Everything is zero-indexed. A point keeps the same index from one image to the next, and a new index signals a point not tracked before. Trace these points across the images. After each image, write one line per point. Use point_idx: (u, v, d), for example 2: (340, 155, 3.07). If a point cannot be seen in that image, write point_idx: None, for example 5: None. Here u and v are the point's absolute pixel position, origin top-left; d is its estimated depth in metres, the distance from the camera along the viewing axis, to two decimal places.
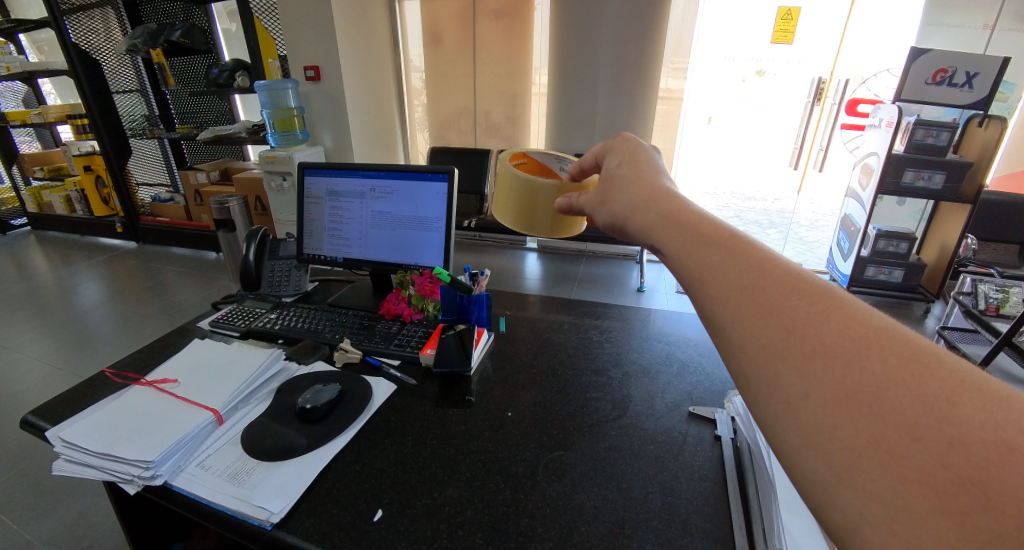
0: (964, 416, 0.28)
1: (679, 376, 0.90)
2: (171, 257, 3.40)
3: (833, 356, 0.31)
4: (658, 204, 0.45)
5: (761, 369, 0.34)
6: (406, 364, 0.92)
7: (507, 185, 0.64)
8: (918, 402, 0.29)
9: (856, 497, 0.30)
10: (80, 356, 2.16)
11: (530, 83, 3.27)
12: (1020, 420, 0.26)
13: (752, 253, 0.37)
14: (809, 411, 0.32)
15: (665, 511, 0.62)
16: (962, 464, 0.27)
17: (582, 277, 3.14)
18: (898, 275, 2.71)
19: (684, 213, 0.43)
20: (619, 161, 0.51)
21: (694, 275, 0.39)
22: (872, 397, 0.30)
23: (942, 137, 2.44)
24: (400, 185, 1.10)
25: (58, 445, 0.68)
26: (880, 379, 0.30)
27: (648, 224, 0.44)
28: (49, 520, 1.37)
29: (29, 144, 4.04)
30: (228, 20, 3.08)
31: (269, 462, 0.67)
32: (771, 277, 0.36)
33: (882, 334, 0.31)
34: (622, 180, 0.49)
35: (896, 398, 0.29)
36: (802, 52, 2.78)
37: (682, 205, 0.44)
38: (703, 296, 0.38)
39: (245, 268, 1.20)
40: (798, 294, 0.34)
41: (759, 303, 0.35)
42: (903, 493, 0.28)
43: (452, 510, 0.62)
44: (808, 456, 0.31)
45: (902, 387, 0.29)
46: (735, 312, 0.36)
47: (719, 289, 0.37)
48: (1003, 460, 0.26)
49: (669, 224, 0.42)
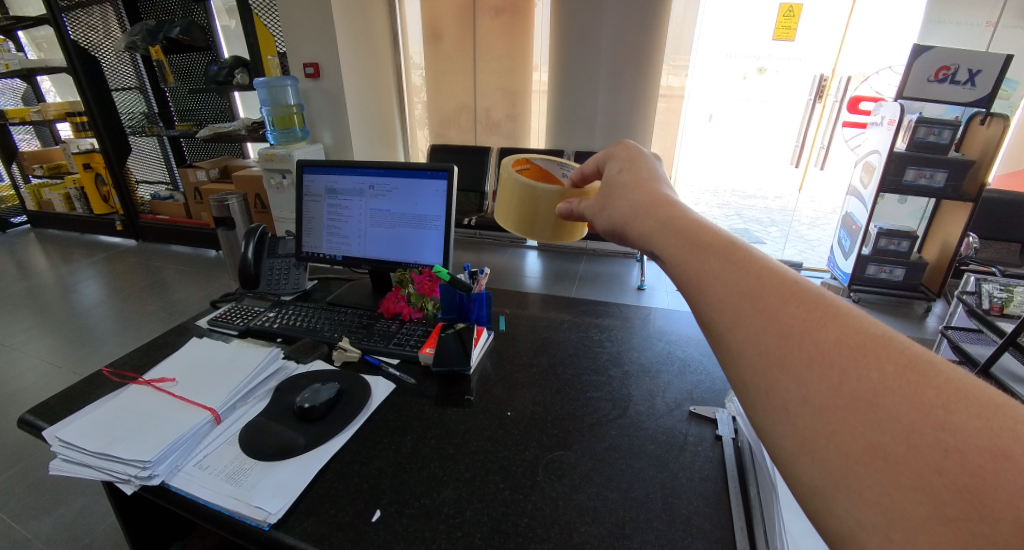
0: (961, 424, 0.27)
1: (679, 376, 0.89)
2: (171, 255, 3.40)
3: (830, 364, 0.31)
4: (658, 210, 0.44)
5: (760, 375, 0.33)
6: (406, 362, 0.92)
7: (508, 188, 0.63)
8: (915, 410, 0.28)
9: (852, 504, 0.29)
10: (80, 354, 2.15)
11: (530, 80, 3.26)
12: (1015, 429, 0.26)
13: (749, 259, 0.37)
14: (807, 418, 0.31)
15: (665, 512, 0.61)
16: (959, 472, 0.26)
17: (582, 275, 3.13)
18: (899, 274, 2.70)
19: (683, 218, 0.42)
20: (619, 168, 0.51)
21: (693, 281, 0.38)
22: (868, 404, 0.29)
23: (944, 136, 2.42)
24: (399, 184, 1.09)
25: (56, 445, 0.68)
26: (877, 387, 0.29)
27: (648, 231, 0.44)
28: (49, 518, 1.37)
29: (29, 142, 4.03)
30: (227, 17, 3.07)
31: (265, 462, 0.66)
32: (769, 283, 0.35)
33: (879, 342, 0.31)
34: (622, 186, 0.49)
35: (892, 406, 0.29)
36: (803, 49, 2.77)
37: (681, 209, 0.43)
38: (701, 301, 0.37)
39: (244, 267, 1.19)
40: (796, 301, 0.34)
41: (756, 310, 0.34)
42: (900, 500, 0.28)
43: (452, 510, 0.61)
44: (805, 462, 0.31)
45: (899, 395, 0.29)
46: (733, 318, 0.35)
47: (718, 295, 0.36)
48: (1000, 468, 0.25)
49: (668, 229, 0.42)
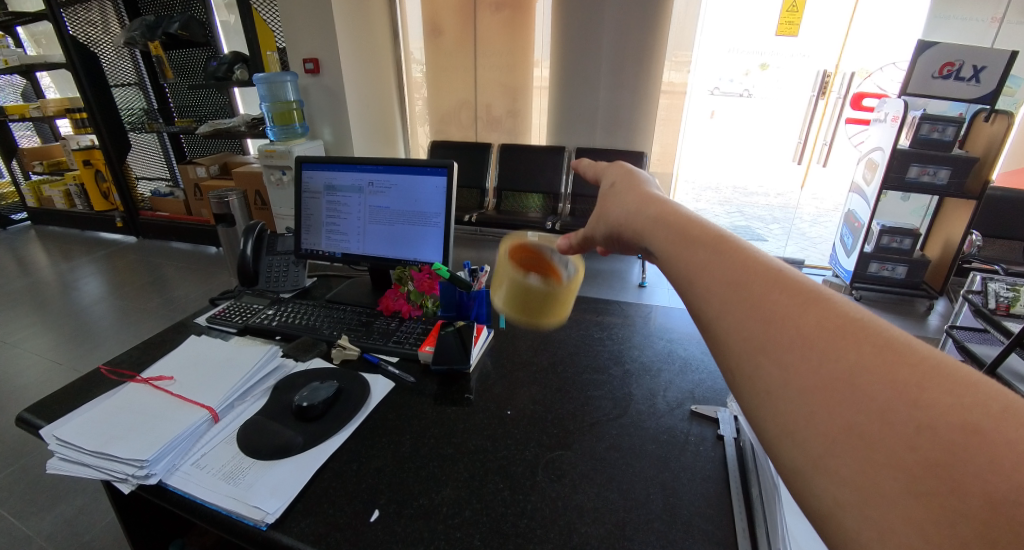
0: (934, 401, 0.26)
1: (681, 375, 0.89)
2: (171, 252, 3.40)
3: (808, 347, 0.30)
4: (651, 206, 0.44)
5: (743, 361, 0.33)
6: (405, 360, 0.91)
7: (505, 276, 0.66)
8: (888, 388, 0.27)
9: (830, 483, 0.28)
10: (80, 351, 2.16)
11: (531, 77, 3.24)
12: (993, 407, 0.25)
13: (736, 250, 0.37)
14: (786, 399, 0.30)
15: (666, 513, 0.61)
16: (930, 448, 0.25)
17: (583, 272, 3.12)
18: (901, 272, 2.68)
19: (675, 215, 0.42)
20: (612, 181, 0.52)
21: (684, 274, 0.38)
22: (847, 385, 0.28)
23: (948, 132, 2.40)
24: (398, 180, 1.09)
25: (53, 444, 0.67)
26: (853, 367, 0.29)
27: (641, 229, 0.44)
28: (50, 515, 1.37)
29: (29, 139, 3.99)
30: (226, 12, 3.05)
31: (263, 461, 0.66)
32: (753, 273, 0.35)
33: (859, 324, 0.30)
34: (615, 194, 0.50)
35: (866, 384, 0.28)
36: (806, 45, 2.76)
37: (674, 208, 0.43)
38: (691, 294, 0.37)
39: (242, 264, 1.18)
40: (780, 288, 0.33)
41: (741, 299, 0.34)
42: (872, 476, 0.27)
43: (449, 511, 0.61)
44: (786, 444, 0.30)
45: (876, 375, 0.28)
46: (720, 306, 0.35)
47: (705, 285, 0.36)
48: (970, 443, 0.24)
49: (661, 225, 0.42)
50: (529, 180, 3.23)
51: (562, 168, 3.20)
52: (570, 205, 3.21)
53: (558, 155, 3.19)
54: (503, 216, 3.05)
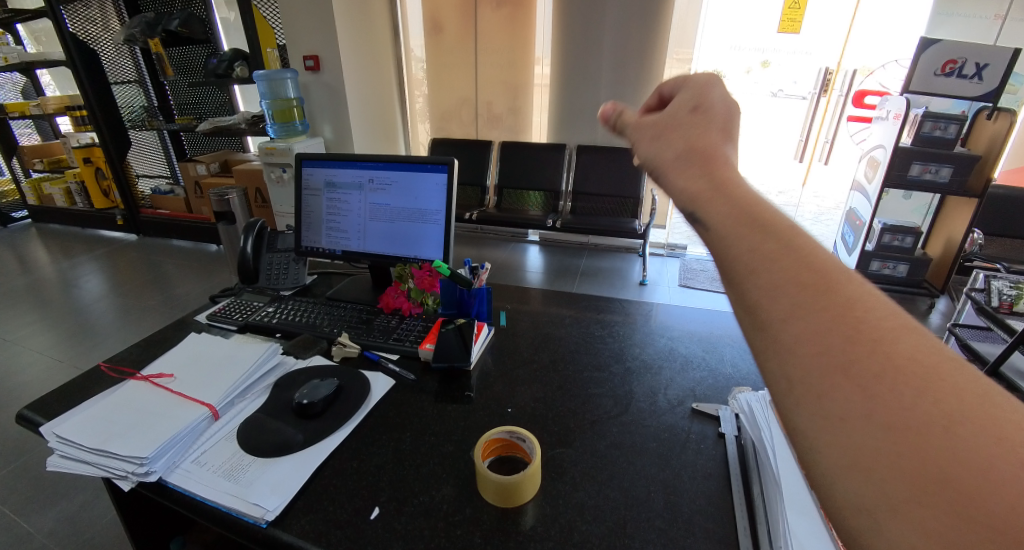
0: None
1: (682, 372, 0.88)
2: (172, 250, 3.40)
3: (900, 378, 0.26)
4: (710, 171, 0.38)
5: (814, 381, 0.28)
6: (406, 358, 0.91)
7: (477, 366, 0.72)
8: (994, 443, 0.24)
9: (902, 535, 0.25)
10: (81, 349, 2.16)
11: (532, 74, 3.22)
12: None
13: (810, 247, 0.31)
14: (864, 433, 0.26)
15: (667, 511, 0.61)
16: None
17: (584, 270, 3.12)
18: (902, 270, 2.68)
19: (736, 187, 0.36)
20: (691, 102, 0.44)
21: (742, 261, 0.32)
22: (945, 430, 0.25)
23: (951, 130, 2.38)
24: (399, 178, 1.08)
25: (53, 441, 0.67)
26: (953, 412, 0.25)
27: (696, 191, 0.37)
28: (51, 512, 1.37)
29: (29, 137, 3.98)
30: (226, 9, 3.04)
31: (263, 459, 0.66)
32: (827, 279, 0.30)
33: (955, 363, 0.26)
34: (682, 123, 0.43)
35: (967, 433, 0.24)
36: (809, 43, 2.75)
37: (733, 175, 0.37)
38: (747, 285, 0.31)
39: (242, 261, 1.18)
40: (861, 305, 0.29)
41: (818, 307, 0.29)
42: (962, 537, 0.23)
43: (450, 508, 0.61)
44: (854, 481, 0.26)
45: (974, 422, 0.25)
46: (791, 310, 0.29)
47: (770, 281, 0.31)
48: None
49: (720, 195, 0.36)
50: (529, 178, 3.23)
51: (562, 165, 3.19)
52: (570, 203, 3.20)
53: (559, 153, 3.18)
54: (503, 214, 3.05)
